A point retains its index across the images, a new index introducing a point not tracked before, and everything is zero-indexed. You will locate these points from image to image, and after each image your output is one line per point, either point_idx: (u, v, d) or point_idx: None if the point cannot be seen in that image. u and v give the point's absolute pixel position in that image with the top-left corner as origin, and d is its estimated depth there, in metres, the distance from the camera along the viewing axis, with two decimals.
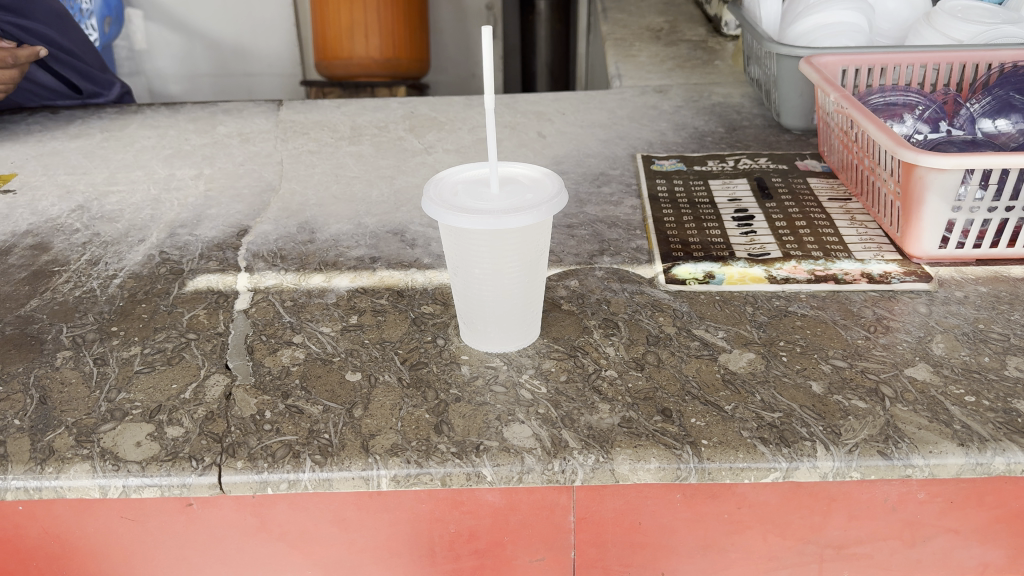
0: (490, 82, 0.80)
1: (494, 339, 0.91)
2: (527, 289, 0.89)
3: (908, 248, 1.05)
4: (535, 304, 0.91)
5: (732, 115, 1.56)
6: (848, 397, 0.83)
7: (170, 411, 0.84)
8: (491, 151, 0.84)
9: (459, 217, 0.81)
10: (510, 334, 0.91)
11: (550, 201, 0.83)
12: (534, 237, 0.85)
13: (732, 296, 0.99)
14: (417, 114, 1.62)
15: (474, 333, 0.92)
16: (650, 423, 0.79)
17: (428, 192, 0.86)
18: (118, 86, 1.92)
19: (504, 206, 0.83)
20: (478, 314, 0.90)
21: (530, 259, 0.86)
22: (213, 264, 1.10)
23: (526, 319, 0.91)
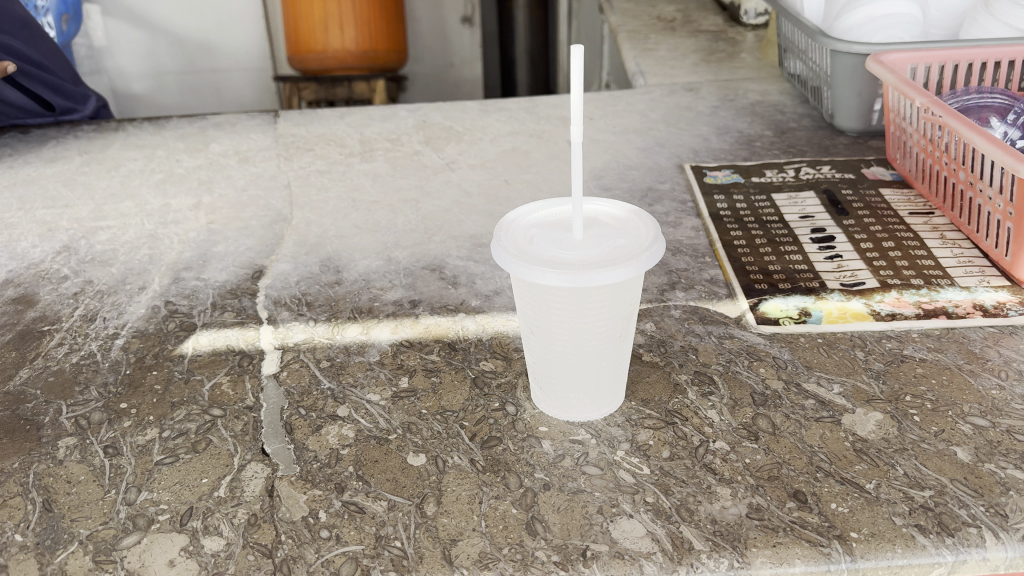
0: (581, 111, 0.66)
1: (574, 407, 0.78)
2: (616, 350, 0.75)
3: (1019, 273, 0.93)
4: (622, 367, 0.78)
5: (776, 116, 1.44)
6: (1002, 466, 0.71)
7: (204, 515, 0.70)
8: (577, 189, 0.71)
9: (543, 272, 0.68)
10: (594, 401, 0.78)
11: (649, 248, 0.70)
12: (626, 291, 0.72)
13: (836, 339, 0.88)
14: (431, 123, 1.48)
15: (550, 399, 0.78)
16: (785, 512, 0.68)
17: (499, 239, 0.73)
18: (92, 99, 1.76)
19: (594, 257, 0.70)
20: (556, 380, 0.76)
21: (620, 316, 0.73)
22: (229, 315, 0.95)
23: (613, 384, 0.78)
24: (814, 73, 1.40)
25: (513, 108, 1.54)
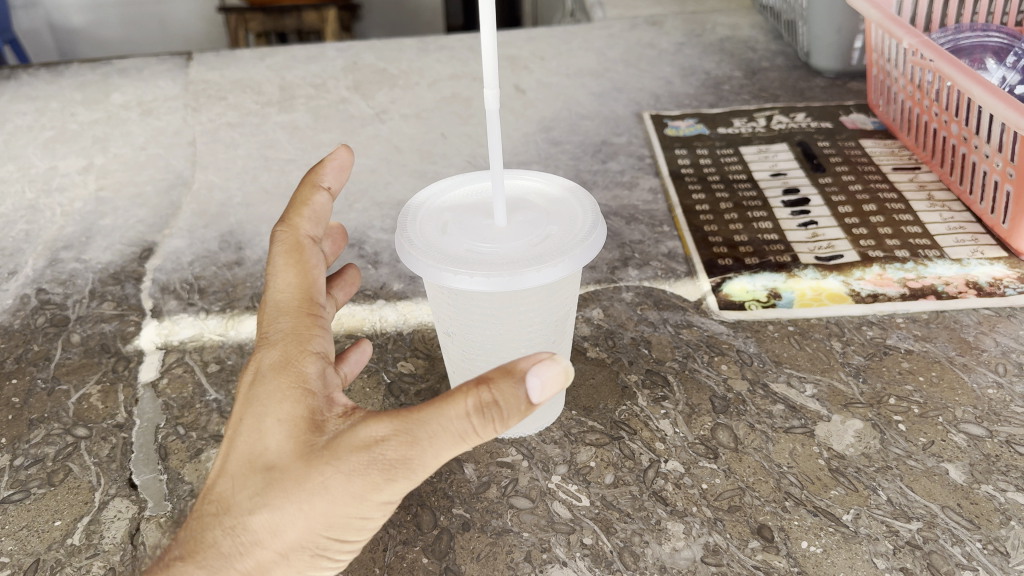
0: (493, 70, 0.53)
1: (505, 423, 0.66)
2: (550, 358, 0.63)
3: (1017, 244, 0.82)
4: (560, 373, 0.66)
5: (745, 54, 1.29)
6: (1001, 488, 0.61)
7: (51, 571, 0.58)
8: (495, 167, 0.58)
9: (456, 275, 0.55)
10: (530, 415, 0.65)
11: (585, 238, 0.57)
12: (560, 291, 0.59)
13: (809, 326, 0.76)
14: (362, 65, 1.32)
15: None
16: (747, 555, 0.56)
17: (404, 230, 0.59)
18: None
19: (519, 250, 0.57)
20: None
21: (553, 320, 0.61)
22: (108, 306, 0.83)
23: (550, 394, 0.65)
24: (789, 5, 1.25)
25: (455, 46, 1.38)
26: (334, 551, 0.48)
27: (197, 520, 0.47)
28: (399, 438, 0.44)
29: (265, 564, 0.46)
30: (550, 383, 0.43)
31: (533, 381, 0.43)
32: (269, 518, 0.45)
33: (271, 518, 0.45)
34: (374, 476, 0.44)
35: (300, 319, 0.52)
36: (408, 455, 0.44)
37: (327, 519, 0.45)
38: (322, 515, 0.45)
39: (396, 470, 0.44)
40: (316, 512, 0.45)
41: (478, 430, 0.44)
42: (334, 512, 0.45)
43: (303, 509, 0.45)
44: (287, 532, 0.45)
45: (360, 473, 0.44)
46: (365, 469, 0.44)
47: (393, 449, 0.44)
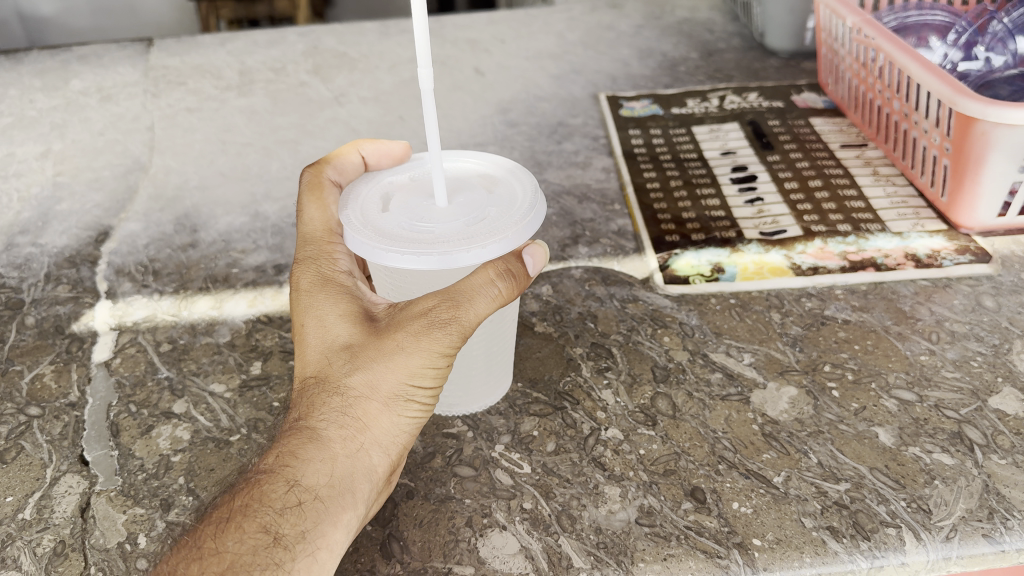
0: (427, 54, 0.54)
1: (449, 399, 0.66)
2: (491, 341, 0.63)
3: (955, 217, 0.84)
4: (504, 353, 0.66)
5: (702, 35, 1.31)
6: (928, 450, 0.63)
7: (2, 546, 0.59)
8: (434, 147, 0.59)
9: (389, 253, 0.56)
10: (473, 394, 0.66)
11: (519, 219, 0.58)
12: None
13: (751, 299, 0.78)
14: (322, 49, 1.33)
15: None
16: (679, 516, 0.59)
17: (347, 208, 0.61)
18: None
19: (454, 230, 0.58)
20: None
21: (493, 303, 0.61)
22: (63, 289, 0.83)
23: (494, 374, 0.66)
24: None
25: (416, 29, 1.39)
26: (421, 408, 0.57)
27: (302, 395, 0.57)
28: (446, 300, 0.55)
29: (368, 413, 0.55)
30: (536, 260, 0.58)
31: (528, 261, 0.58)
32: (365, 373, 0.55)
33: (367, 376, 0.55)
34: (439, 328, 0.55)
35: (323, 247, 0.64)
36: (457, 314, 0.55)
37: (410, 372, 0.55)
38: (405, 367, 0.55)
39: (458, 324, 0.55)
40: (400, 367, 0.55)
41: (504, 294, 0.56)
42: (417, 369, 0.55)
43: (390, 364, 0.55)
44: (380, 384, 0.55)
45: (429, 330, 0.54)
46: (432, 326, 0.54)
47: (450, 309, 0.55)
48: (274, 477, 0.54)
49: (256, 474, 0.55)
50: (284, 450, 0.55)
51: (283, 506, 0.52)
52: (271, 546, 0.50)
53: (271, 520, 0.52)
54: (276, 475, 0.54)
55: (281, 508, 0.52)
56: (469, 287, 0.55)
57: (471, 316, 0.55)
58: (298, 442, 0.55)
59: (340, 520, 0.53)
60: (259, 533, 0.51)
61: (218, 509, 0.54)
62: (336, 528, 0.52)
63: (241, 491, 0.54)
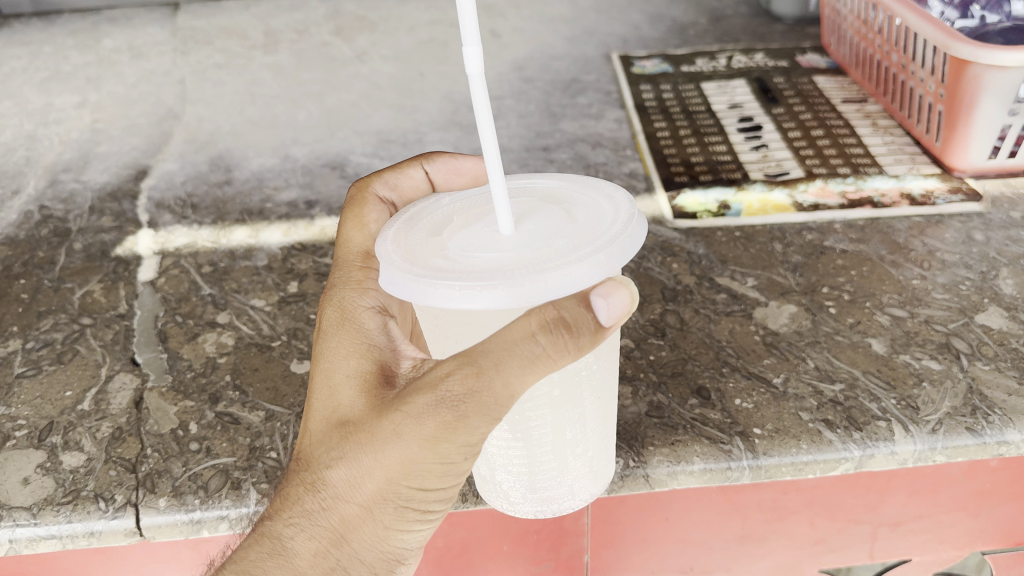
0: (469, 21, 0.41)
1: (509, 493, 0.57)
2: (561, 427, 0.52)
3: (949, 161, 0.89)
4: (586, 454, 0.54)
5: (711, 3, 1.36)
6: (917, 357, 0.68)
7: (66, 430, 0.64)
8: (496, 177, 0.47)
9: (439, 293, 0.44)
10: (543, 491, 0.56)
11: (608, 244, 0.45)
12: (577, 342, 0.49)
13: (755, 232, 0.83)
14: (343, 13, 1.38)
15: (481, 479, 0.58)
16: (686, 409, 0.64)
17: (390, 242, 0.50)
18: None
19: (522, 259, 0.45)
20: (479, 457, 0.55)
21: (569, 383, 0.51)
22: (107, 219, 0.89)
23: (570, 472, 0.55)
24: None
25: None
26: (419, 505, 0.48)
27: (285, 484, 0.49)
28: (467, 373, 0.44)
29: (351, 519, 0.48)
30: (613, 306, 0.44)
31: (598, 303, 0.45)
32: (347, 470, 0.47)
33: (349, 475, 0.47)
34: (452, 420, 0.44)
35: (355, 271, 0.56)
36: (478, 387, 0.44)
37: (406, 470, 0.46)
38: (398, 466, 0.46)
39: (479, 410, 0.44)
40: (390, 463, 0.46)
41: (553, 351, 0.44)
42: (416, 463, 0.46)
43: (377, 460, 0.46)
44: (364, 486, 0.47)
45: (438, 420, 0.44)
46: (439, 409, 0.44)
47: (462, 385, 0.44)
48: None
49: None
50: (244, 562, 0.48)
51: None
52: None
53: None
54: None
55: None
56: (497, 357, 0.44)
57: (496, 394, 0.44)
58: (259, 559, 0.47)
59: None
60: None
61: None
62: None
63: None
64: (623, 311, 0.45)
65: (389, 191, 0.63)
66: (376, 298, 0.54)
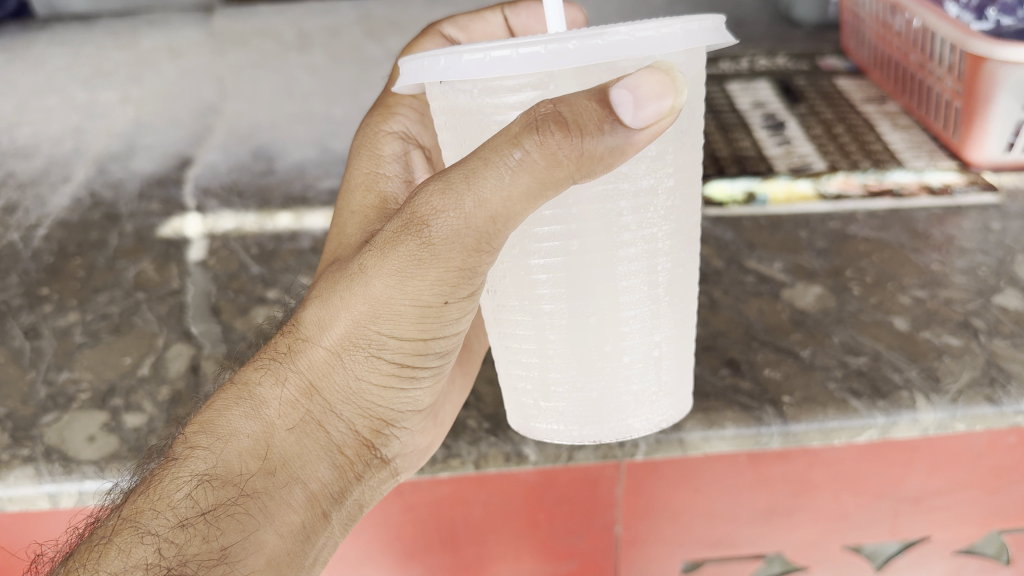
0: None
1: (530, 409, 0.57)
2: (588, 334, 0.51)
3: (966, 155, 0.92)
4: (619, 367, 0.52)
5: (731, 8, 1.40)
6: (938, 334, 0.71)
7: (128, 393, 0.68)
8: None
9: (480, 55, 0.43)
10: (566, 409, 0.55)
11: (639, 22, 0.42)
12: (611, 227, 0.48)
13: (780, 220, 0.87)
14: (374, 17, 1.42)
15: (510, 398, 0.59)
16: (717, 379, 0.67)
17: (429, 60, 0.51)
18: None
19: None
20: (508, 359, 0.56)
21: (597, 282, 0.49)
22: (155, 204, 0.93)
23: (596, 386, 0.53)
24: None
25: None
26: (388, 360, 0.52)
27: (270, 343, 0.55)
28: (441, 191, 0.46)
29: (319, 370, 0.52)
30: (640, 91, 0.41)
31: (624, 93, 0.41)
32: (318, 316, 0.52)
33: (320, 318, 0.52)
34: (420, 255, 0.47)
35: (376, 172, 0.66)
36: (448, 208, 0.46)
37: (375, 313, 0.50)
38: (365, 311, 0.50)
39: (450, 235, 0.46)
40: (355, 305, 0.50)
41: (541, 153, 0.43)
42: (385, 307, 0.50)
43: (345, 304, 0.51)
44: (332, 334, 0.51)
45: (403, 255, 0.48)
46: (408, 242, 0.47)
47: (432, 209, 0.46)
48: (194, 440, 0.51)
49: (178, 448, 0.51)
50: (217, 406, 0.52)
51: (191, 510, 0.48)
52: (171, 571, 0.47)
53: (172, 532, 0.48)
54: (196, 443, 0.51)
55: (184, 517, 0.48)
56: (469, 170, 0.45)
57: (468, 210, 0.45)
58: (230, 406, 0.52)
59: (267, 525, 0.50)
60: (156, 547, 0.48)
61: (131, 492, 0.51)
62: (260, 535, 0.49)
63: (156, 474, 0.51)
64: (661, 108, 0.42)
65: (458, 31, 0.73)
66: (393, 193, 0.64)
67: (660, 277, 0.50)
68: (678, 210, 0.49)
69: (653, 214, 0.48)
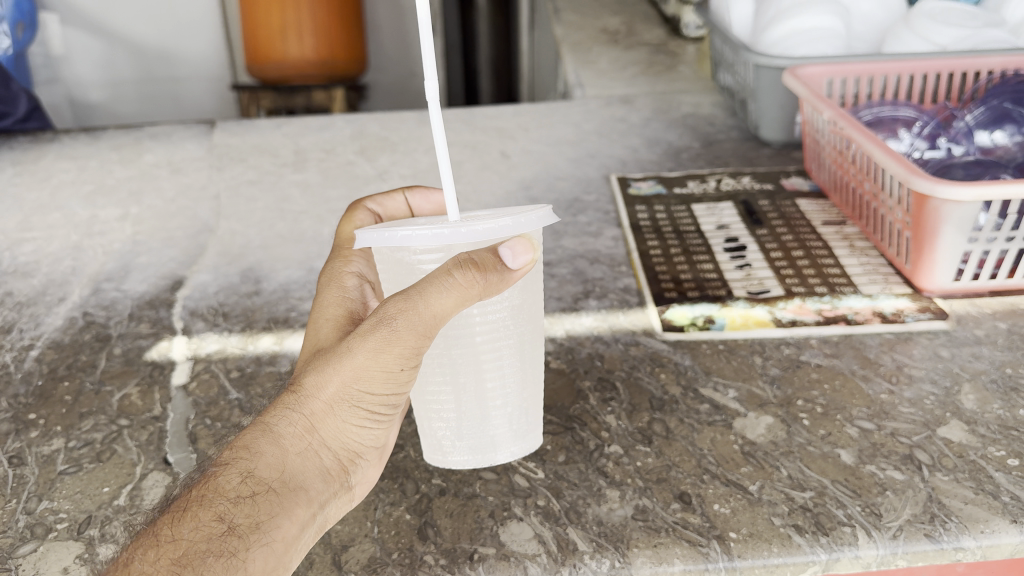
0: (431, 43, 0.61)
1: (444, 445, 0.70)
2: (501, 387, 0.68)
3: (918, 281, 0.97)
4: (511, 414, 0.70)
5: (704, 128, 1.48)
6: (882, 467, 0.74)
7: (103, 524, 0.70)
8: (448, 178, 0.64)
9: (404, 234, 0.59)
10: (472, 444, 0.70)
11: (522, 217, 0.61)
12: (524, 311, 0.67)
13: (737, 345, 0.91)
14: (366, 133, 1.50)
15: (425, 438, 0.72)
16: (668, 513, 0.69)
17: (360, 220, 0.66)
18: (25, 101, 2.01)
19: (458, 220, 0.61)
20: (422, 411, 0.69)
21: (508, 346, 0.67)
22: (145, 326, 0.97)
23: (495, 429, 0.70)
24: (740, 84, 1.44)
25: (450, 119, 1.56)
26: (371, 407, 0.62)
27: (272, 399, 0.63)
28: (401, 300, 0.59)
29: (318, 415, 0.61)
30: (518, 252, 0.60)
31: (505, 252, 0.60)
32: (315, 376, 0.61)
33: (318, 379, 0.61)
34: (389, 338, 0.59)
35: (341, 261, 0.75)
36: (406, 309, 0.59)
37: (357, 374, 0.60)
38: (352, 370, 0.60)
39: (408, 326, 0.59)
40: (346, 369, 0.60)
41: (464, 284, 0.59)
42: (364, 371, 0.60)
43: (339, 368, 0.60)
44: (328, 387, 0.61)
45: (376, 337, 0.59)
46: (378, 331, 0.59)
47: (395, 308, 0.59)
48: (227, 466, 0.58)
49: (215, 465, 0.59)
50: (240, 443, 0.60)
51: (238, 495, 0.56)
52: (226, 535, 0.55)
53: (226, 509, 0.56)
54: (230, 467, 0.58)
55: (234, 498, 0.56)
56: (419, 287, 0.59)
57: (419, 311, 0.59)
58: (255, 436, 0.60)
59: (291, 514, 0.57)
60: (215, 522, 0.55)
61: (182, 494, 0.59)
62: (288, 520, 0.57)
63: (202, 480, 0.58)
64: (528, 260, 0.61)
65: (377, 206, 0.82)
66: (355, 275, 0.74)
67: (535, 352, 0.70)
68: (539, 310, 0.70)
69: (525, 308, 0.67)
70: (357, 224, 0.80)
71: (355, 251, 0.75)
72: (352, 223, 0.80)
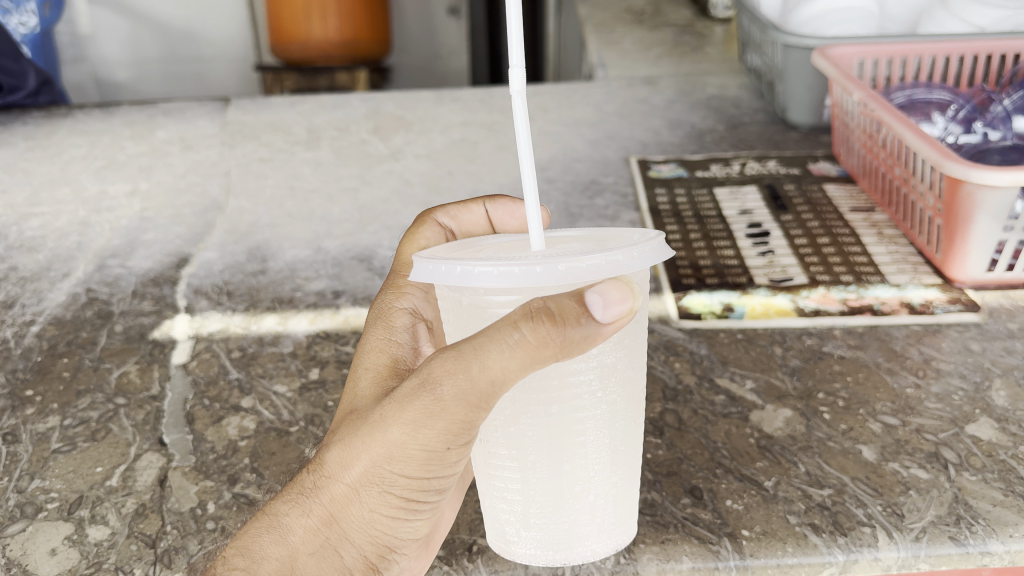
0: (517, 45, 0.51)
1: (508, 533, 0.59)
2: (580, 471, 0.55)
3: (949, 271, 0.92)
4: (589, 503, 0.56)
5: (729, 111, 1.44)
6: (906, 465, 0.70)
7: (93, 504, 0.68)
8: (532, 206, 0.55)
9: (474, 270, 0.49)
10: (542, 538, 0.58)
11: (624, 253, 0.50)
12: (615, 375, 0.54)
13: (756, 334, 0.87)
14: (382, 112, 1.47)
15: (490, 521, 0.60)
16: (678, 508, 0.66)
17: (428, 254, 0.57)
18: (34, 75, 1.99)
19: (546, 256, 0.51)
20: (487, 493, 0.58)
21: (592, 422, 0.54)
22: (147, 303, 0.95)
23: (568, 518, 0.57)
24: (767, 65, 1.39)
25: (468, 98, 1.53)
26: (404, 495, 0.56)
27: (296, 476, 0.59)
28: (449, 360, 0.51)
29: (339, 502, 0.55)
30: (610, 300, 0.49)
31: (594, 299, 0.49)
32: (341, 453, 0.55)
33: (342, 458, 0.55)
34: (430, 411, 0.52)
35: (396, 291, 0.68)
36: (464, 365, 0.50)
37: (390, 454, 0.54)
38: (384, 447, 0.54)
39: (452, 395, 0.51)
40: (377, 445, 0.54)
41: (535, 339, 0.49)
42: (398, 450, 0.53)
43: (367, 445, 0.54)
44: (353, 468, 0.55)
45: (414, 410, 0.52)
46: (419, 397, 0.52)
47: (442, 371, 0.51)
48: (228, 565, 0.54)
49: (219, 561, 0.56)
50: (245, 537, 0.56)
51: None
52: None
53: None
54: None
55: None
56: (476, 342, 0.50)
57: (473, 374, 0.50)
58: (258, 534, 0.56)
59: None
60: None
61: None
62: None
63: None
64: (626, 311, 0.49)
65: (448, 220, 0.74)
66: (411, 303, 0.67)
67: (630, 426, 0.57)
68: (637, 378, 0.56)
69: (620, 374, 0.54)
70: (420, 243, 0.72)
71: (411, 282, 0.68)
72: (414, 243, 0.72)
